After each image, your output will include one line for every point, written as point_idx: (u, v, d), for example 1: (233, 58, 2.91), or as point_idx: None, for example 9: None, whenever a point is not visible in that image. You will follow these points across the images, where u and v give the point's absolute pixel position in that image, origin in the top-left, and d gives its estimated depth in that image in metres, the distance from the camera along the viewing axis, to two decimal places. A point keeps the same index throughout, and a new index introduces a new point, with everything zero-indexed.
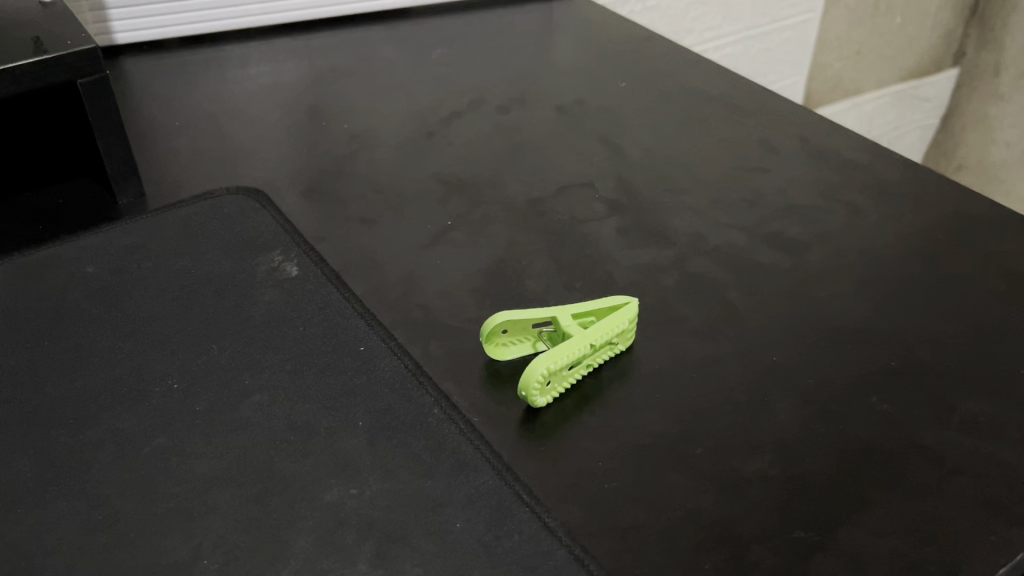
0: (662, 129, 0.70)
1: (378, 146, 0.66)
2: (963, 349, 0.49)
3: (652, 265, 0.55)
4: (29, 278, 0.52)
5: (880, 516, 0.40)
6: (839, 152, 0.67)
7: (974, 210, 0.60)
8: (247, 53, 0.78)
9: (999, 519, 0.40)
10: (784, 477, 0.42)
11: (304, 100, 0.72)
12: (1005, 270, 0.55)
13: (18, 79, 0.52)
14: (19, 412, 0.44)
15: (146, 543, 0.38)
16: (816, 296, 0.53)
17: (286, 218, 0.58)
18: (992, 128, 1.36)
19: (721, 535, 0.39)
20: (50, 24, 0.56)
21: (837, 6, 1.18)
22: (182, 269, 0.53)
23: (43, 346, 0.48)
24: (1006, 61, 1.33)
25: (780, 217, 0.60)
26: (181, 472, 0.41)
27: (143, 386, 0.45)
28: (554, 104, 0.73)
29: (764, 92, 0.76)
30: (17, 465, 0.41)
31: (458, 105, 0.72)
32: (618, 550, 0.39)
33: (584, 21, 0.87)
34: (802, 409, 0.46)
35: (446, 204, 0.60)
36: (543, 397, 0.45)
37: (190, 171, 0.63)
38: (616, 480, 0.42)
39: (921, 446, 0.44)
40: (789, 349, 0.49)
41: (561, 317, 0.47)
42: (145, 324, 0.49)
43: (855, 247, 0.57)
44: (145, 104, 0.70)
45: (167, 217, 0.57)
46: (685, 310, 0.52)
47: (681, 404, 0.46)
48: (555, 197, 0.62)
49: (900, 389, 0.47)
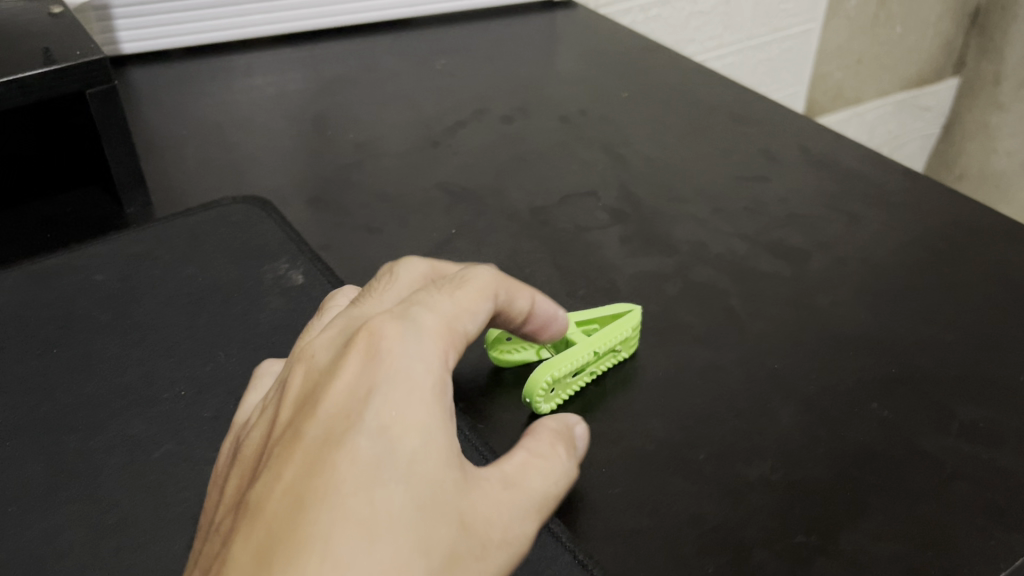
0: (664, 137, 0.71)
1: (383, 156, 0.67)
2: (963, 356, 0.50)
3: (654, 273, 0.56)
4: (38, 285, 0.53)
5: (882, 520, 0.41)
6: (839, 162, 0.68)
7: (974, 220, 0.61)
8: (253, 62, 0.79)
9: (1000, 524, 0.41)
10: (786, 482, 0.42)
11: (309, 109, 0.73)
12: (1005, 279, 0.56)
13: (29, 88, 0.52)
14: (29, 417, 0.45)
15: (156, 546, 0.38)
16: (817, 304, 0.54)
17: (292, 226, 0.58)
18: (993, 138, 1.35)
19: (724, 540, 0.40)
20: (60, 36, 0.56)
21: (838, 16, 1.18)
22: (189, 278, 0.54)
23: (53, 353, 0.48)
24: (1006, 70, 1.31)
25: (782, 225, 0.61)
26: (190, 477, 0.42)
27: (151, 393, 0.46)
28: (557, 113, 0.74)
29: (766, 101, 0.76)
30: (28, 470, 0.42)
31: (462, 114, 0.73)
32: (622, 554, 0.39)
33: (586, 32, 0.88)
34: (804, 415, 0.46)
35: (450, 212, 0.61)
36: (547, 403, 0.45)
37: (198, 180, 0.63)
38: (620, 485, 0.42)
39: (921, 452, 0.44)
40: (791, 355, 0.50)
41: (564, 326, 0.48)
42: (152, 332, 0.50)
43: (856, 255, 0.58)
44: (152, 113, 0.71)
45: (174, 225, 0.58)
46: (687, 317, 0.52)
47: (684, 410, 0.46)
48: (558, 206, 0.62)
49: (900, 395, 0.47)
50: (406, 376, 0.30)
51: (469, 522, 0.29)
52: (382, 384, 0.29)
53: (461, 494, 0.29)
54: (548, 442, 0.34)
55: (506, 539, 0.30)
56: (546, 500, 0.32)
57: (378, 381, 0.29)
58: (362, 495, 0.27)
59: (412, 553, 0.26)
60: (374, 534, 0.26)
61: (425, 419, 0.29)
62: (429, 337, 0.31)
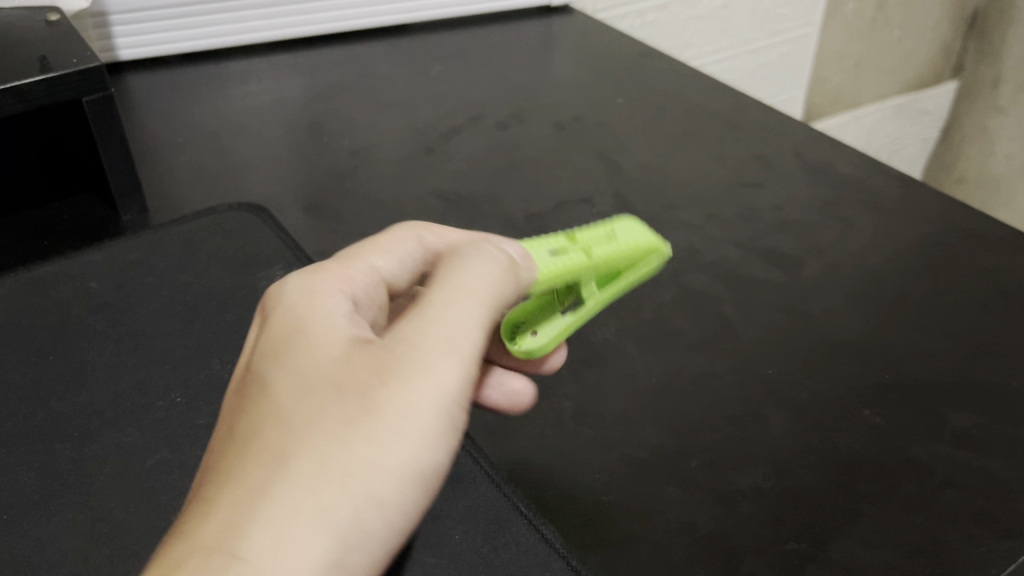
0: (660, 144, 0.71)
1: (379, 162, 0.67)
2: (955, 363, 0.50)
3: (648, 280, 0.56)
4: (34, 293, 0.53)
5: (872, 528, 0.41)
6: (835, 169, 0.68)
7: (968, 227, 0.61)
8: (249, 68, 0.79)
9: (990, 530, 0.41)
10: (777, 489, 0.43)
11: (305, 116, 0.73)
12: (998, 286, 0.56)
13: (25, 96, 0.52)
14: (23, 426, 0.45)
15: (150, 554, 0.39)
16: (810, 311, 0.54)
17: (287, 233, 0.58)
18: (992, 141, 1.34)
19: (716, 547, 0.40)
20: (55, 44, 0.57)
21: (837, 20, 1.18)
22: (184, 285, 0.54)
23: (47, 361, 0.48)
24: (1005, 74, 1.31)
25: (776, 232, 0.61)
26: (184, 485, 0.42)
27: (146, 401, 0.46)
28: (553, 120, 0.74)
29: (762, 108, 0.77)
30: (22, 478, 0.42)
31: (457, 121, 0.73)
32: (614, 561, 0.39)
33: (582, 37, 0.88)
34: (796, 422, 0.46)
35: (445, 220, 0.61)
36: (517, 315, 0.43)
37: (194, 187, 0.64)
38: (612, 492, 0.42)
39: (912, 458, 0.44)
40: (783, 362, 0.50)
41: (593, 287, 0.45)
42: (147, 340, 0.50)
43: (850, 262, 0.58)
44: (148, 120, 0.71)
45: (169, 233, 0.58)
46: (681, 324, 0.53)
47: (677, 417, 0.46)
48: (553, 213, 0.62)
49: (892, 402, 0.47)
50: (285, 302, 0.34)
51: (363, 375, 0.30)
52: (265, 321, 0.34)
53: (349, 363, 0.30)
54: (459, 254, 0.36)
55: (417, 365, 0.30)
56: (455, 334, 0.32)
57: (262, 323, 0.34)
58: (247, 412, 0.30)
59: (312, 414, 0.29)
60: (258, 425, 0.29)
61: (296, 320, 0.33)
62: (319, 281, 0.34)
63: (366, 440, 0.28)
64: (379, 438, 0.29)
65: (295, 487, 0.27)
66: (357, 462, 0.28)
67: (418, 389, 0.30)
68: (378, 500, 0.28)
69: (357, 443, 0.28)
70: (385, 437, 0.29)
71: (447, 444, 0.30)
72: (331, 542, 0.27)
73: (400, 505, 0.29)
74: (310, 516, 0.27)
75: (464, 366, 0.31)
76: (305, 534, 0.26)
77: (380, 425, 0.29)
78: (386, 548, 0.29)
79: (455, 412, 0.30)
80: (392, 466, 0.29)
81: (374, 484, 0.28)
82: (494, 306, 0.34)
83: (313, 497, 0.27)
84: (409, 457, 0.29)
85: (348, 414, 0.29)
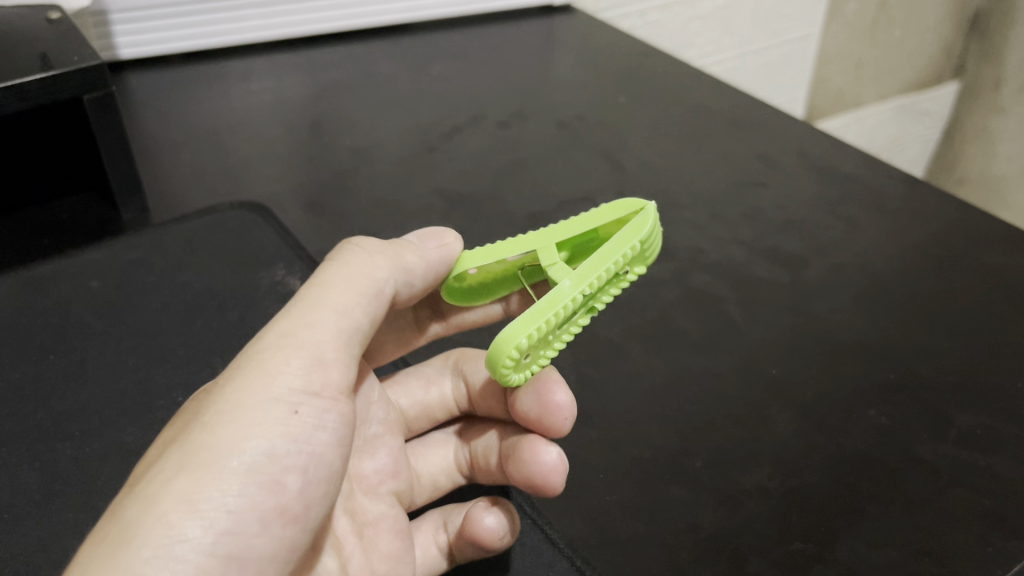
0: (662, 143, 0.71)
1: (380, 162, 0.67)
2: (960, 362, 0.50)
3: (652, 279, 0.56)
4: (36, 292, 0.53)
5: (878, 528, 0.41)
6: (837, 168, 0.68)
7: (971, 226, 0.61)
8: (249, 67, 0.79)
9: (997, 530, 0.40)
10: (783, 489, 0.42)
11: (305, 115, 0.73)
12: (1002, 285, 0.56)
13: (25, 94, 0.51)
14: (24, 423, 0.44)
15: None
16: (815, 310, 0.54)
17: (289, 232, 0.58)
18: (992, 141, 1.36)
19: (720, 547, 0.40)
20: (56, 42, 0.56)
21: (838, 21, 1.18)
22: (186, 284, 0.54)
23: (48, 359, 0.48)
24: (1006, 74, 1.31)
25: (779, 232, 0.61)
26: None
27: (148, 400, 0.46)
28: (555, 119, 0.73)
29: (763, 107, 0.76)
30: (23, 476, 0.42)
31: (458, 120, 0.73)
32: (619, 562, 0.39)
33: (583, 37, 0.88)
34: (800, 421, 0.46)
35: (447, 218, 0.61)
36: (546, 358, 0.38)
37: (196, 186, 0.63)
38: (616, 492, 0.42)
39: (917, 459, 0.44)
40: (787, 362, 0.50)
41: (606, 265, 0.37)
42: (149, 338, 0.50)
43: (854, 262, 0.58)
44: (148, 118, 0.71)
45: (171, 231, 0.58)
46: (686, 324, 0.52)
47: (681, 417, 0.46)
48: (556, 212, 0.62)
49: (897, 402, 0.47)
50: None
51: (203, 397, 0.33)
52: None
53: (200, 393, 0.35)
54: (350, 278, 0.37)
55: (248, 370, 0.33)
56: (288, 338, 0.34)
57: None
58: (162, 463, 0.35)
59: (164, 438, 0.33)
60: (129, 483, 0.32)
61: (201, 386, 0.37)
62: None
63: (187, 456, 0.30)
64: (198, 444, 0.31)
65: (116, 514, 0.29)
66: (171, 477, 0.30)
67: (240, 394, 0.32)
68: (195, 507, 0.29)
69: (177, 454, 0.31)
70: (205, 445, 0.31)
71: (274, 439, 0.32)
72: (139, 561, 0.27)
73: (230, 506, 0.30)
74: (118, 539, 0.28)
75: (309, 360, 0.34)
76: (109, 567, 0.27)
77: (200, 431, 0.31)
78: (222, 554, 0.30)
79: (282, 406, 0.33)
80: (214, 463, 0.30)
81: (188, 493, 0.29)
82: (348, 327, 0.36)
83: (124, 522, 0.28)
84: (232, 456, 0.31)
85: (180, 434, 0.32)
